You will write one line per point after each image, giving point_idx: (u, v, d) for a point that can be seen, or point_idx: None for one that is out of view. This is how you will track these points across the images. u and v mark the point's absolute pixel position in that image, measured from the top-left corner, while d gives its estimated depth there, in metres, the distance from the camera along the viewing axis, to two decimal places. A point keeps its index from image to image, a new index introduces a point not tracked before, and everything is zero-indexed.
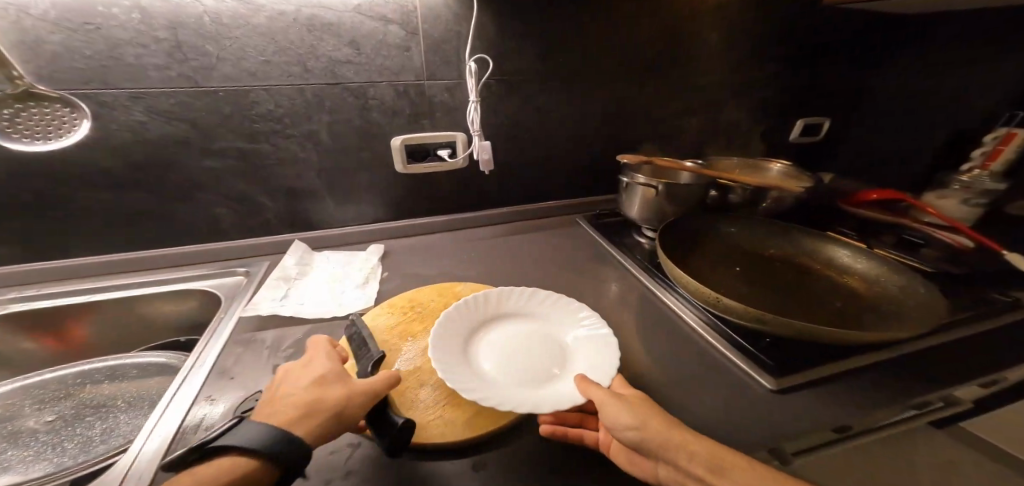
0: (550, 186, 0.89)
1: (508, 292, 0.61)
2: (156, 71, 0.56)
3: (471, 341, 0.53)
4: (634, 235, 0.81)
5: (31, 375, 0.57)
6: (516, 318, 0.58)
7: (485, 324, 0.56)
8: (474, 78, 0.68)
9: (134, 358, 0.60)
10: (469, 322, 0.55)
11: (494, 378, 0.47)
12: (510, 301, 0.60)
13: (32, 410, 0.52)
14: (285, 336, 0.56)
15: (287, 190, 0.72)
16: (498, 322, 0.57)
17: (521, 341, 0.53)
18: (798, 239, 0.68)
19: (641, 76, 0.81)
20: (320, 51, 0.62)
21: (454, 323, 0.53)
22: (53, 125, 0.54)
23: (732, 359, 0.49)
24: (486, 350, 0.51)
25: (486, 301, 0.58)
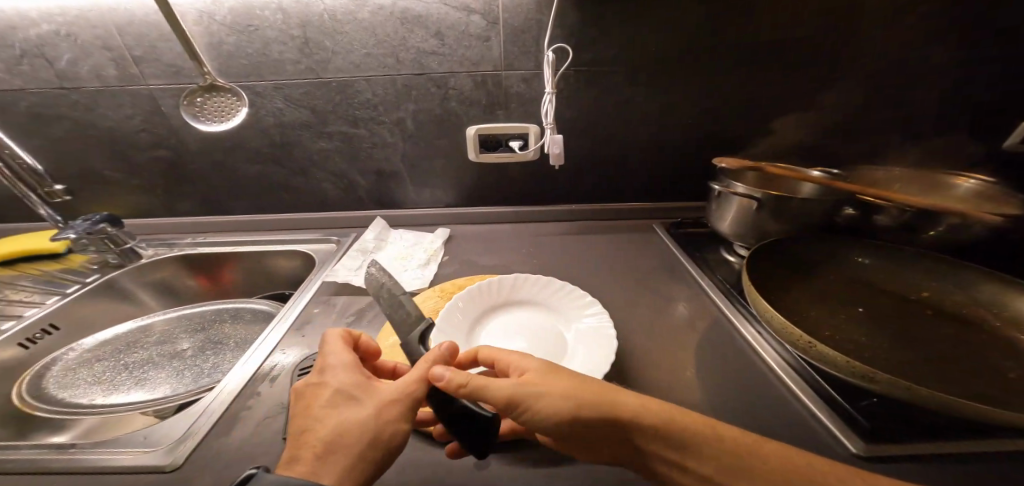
0: (628, 187, 0.82)
1: (525, 279, 0.57)
2: (290, 65, 0.66)
3: (476, 326, 0.52)
4: (722, 251, 0.70)
5: (183, 307, 0.74)
6: (527, 306, 0.55)
7: (498, 311, 0.55)
8: (550, 68, 0.64)
9: (249, 304, 0.73)
10: (480, 306, 0.55)
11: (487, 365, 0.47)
12: (525, 288, 0.57)
13: (177, 337, 0.67)
14: (353, 303, 0.63)
15: (377, 171, 0.81)
16: (507, 309, 0.55)
17: (525, 332, 0.51)
18: (970, 281, 0.49)
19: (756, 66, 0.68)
20: (410, 43, 0.66)
21: (463, 304, 0.54)
22: (223, 111, 0.66)
23: (810, 411, 0.39)
24: (487, 337, 0.51)
25: (499, 286, 0.57)
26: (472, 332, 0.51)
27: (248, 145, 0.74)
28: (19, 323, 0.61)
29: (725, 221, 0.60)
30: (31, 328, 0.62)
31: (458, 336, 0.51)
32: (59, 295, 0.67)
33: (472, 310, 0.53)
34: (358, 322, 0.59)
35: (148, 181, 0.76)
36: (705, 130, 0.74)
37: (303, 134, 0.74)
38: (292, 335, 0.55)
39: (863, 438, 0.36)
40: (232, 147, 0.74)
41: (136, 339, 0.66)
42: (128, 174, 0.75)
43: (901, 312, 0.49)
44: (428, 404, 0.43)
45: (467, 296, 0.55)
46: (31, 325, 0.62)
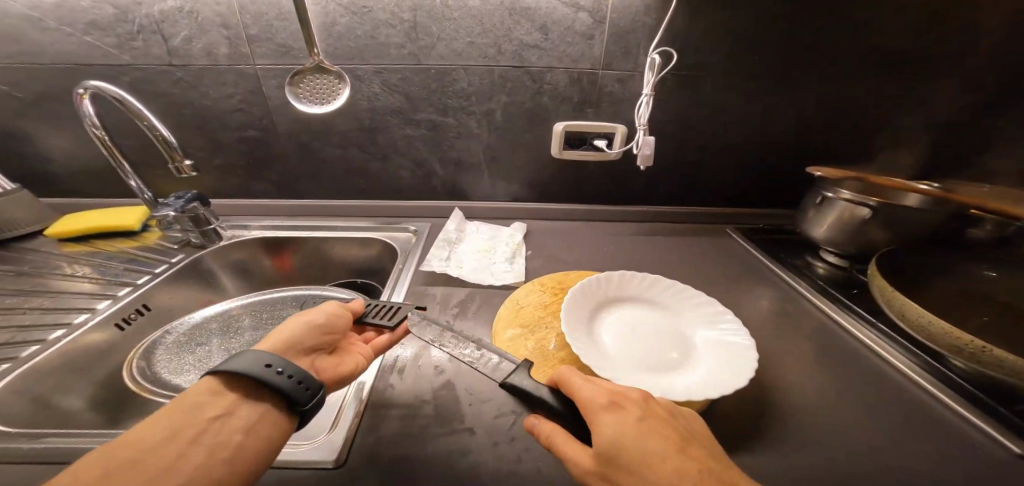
0: (702, 192, 0.83)
1: (630, 277, 0.60)
2: (395, 49, 0.66)
3: (594, 320, 0.54)
4: (807, 257, 0.72)
5: (265, 293, 0.72)
6: (638, 304, 0.57)
7: (610, 306, 0.57)
8: (654, 72, 0.62)
9: (331, 291, 0.72)
10: (593, 301, 0.56)
11: (619, 360, 0.48)
12: (632, 286, 0.59)
13: (266, 325, 0.65)
14: (451, 294, 0.63)
15: (456, 161, 0.81)
16: (619, 305, 0.57)
17: (643, 329, 0.53)
18: None
19: (848, 80, 0.70)
20: (515, 35, 0.65)
21: (580, 299, 0.55)
22: (326, 93, 0.65)
23: (966, 416, 0.42)
24: (608, 331, 0.53)
25: (607, 282, 0.58)
26: (592, 326, 0.53)
27: (335, 130, 0.74)
28: (115, 304, 0.59)
29: (823, 227, 0.62)
30: (125, 310, 0.60)
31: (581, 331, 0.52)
32: (150, 275, 0.66)
33: (587, 305, 0.55)
34: (462, 314, 0.59)
35: (230, 161, 0.75)
36: (786, 140, 0.76)
37: (392, 120, 0.74)
38: None
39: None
40: (320, 130, 0.73)
41: (228, 325, 0.65)
42: (211, 152, 0.74)
43: (1009, 324, 0.51)
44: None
45: (579, 290, 0.56)
46: (125, 306, 0.60)
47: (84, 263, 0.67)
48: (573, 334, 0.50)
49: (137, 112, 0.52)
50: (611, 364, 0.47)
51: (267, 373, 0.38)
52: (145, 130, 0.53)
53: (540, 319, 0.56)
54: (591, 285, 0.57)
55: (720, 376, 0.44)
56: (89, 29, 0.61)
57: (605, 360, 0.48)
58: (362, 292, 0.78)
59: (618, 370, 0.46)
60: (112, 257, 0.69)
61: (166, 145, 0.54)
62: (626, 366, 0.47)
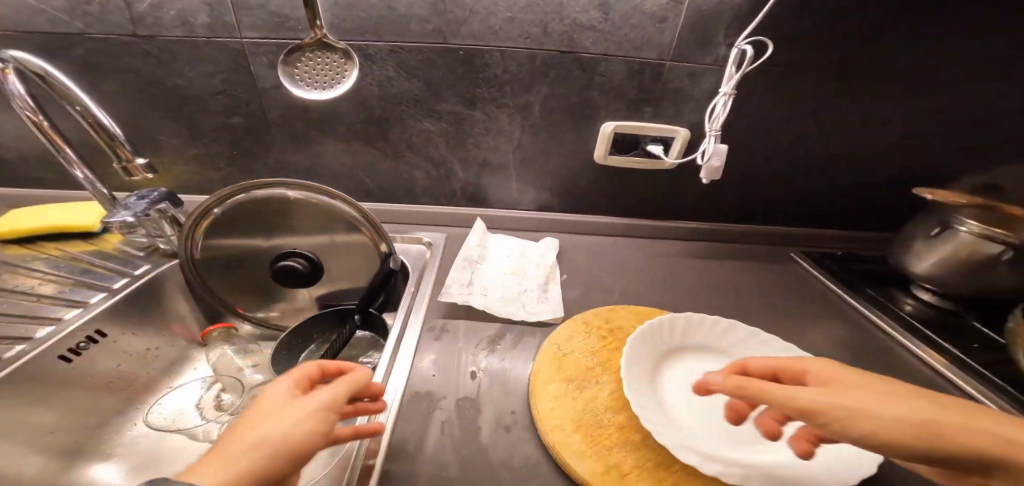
0: (765, 209, 0.72)
1: (699, 318, 0.49)
2: (417, 24, 0.53)
3: (659, 382, 0.43)
4: (895, 294, 0.61)
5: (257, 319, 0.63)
6: (703, 355, 0.47)
7: (674, 357, 0.46)
8: (741, 65, 0.52)
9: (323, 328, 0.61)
10: (652, 355, 0.45)
11: (690, 429, 0.39)
12: (701, 329, 0.48)
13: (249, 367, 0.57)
14: (476, 332, 0.52)
15: (481, 162, 0.68)
16: (686, 355, 0.47)
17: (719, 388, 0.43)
18: None
19: (925, 80, 0.57)
20: (567, 12, 0.53)
21: (640, 355, 0.44)
22: (330, 76, 0.51)
23: None
24: (674, 391, 0.42)
25: (671, 326, 0.48)
26: (656, 383, 0.43)
27: (338, 122, 0.61)
28: (61, 328, 0.49)
29: (926, 259, 0.52)
30: (73, 336, 0.50)
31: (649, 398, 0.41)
32: (105, 292, 0.55)
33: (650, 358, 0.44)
34: (493, 355, 0.49)
35: (208, 155, 0.62)
36: (873, 155, 0.65)
37: (408, 110, 0.61)
38: (421, 372, 0.45)
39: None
40: (320, 119, 0.60)
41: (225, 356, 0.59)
42: (186, 142, 0.60)
43: None
44: (640, 476, 0.35)
45: (643, 338, 0.46)
46: (75, 332, 0.50)
47: (27, 274, 0.56)
48: (638, 388, 0.40)
49: (331, 214, 0.58)
50: (686, 437, 0.37)
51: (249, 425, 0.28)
52: (74, 117, 0.39)
53: (592, 370, 0.45)
54: (654, 329, 0.46)
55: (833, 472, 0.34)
56: None
57: (686, 434, 0.37)
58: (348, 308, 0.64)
59: (704, 448, 0.36)
60: (64, 267, 0.58)
61: (282, 184, 0.55)
62: (713, 444, 0.37)
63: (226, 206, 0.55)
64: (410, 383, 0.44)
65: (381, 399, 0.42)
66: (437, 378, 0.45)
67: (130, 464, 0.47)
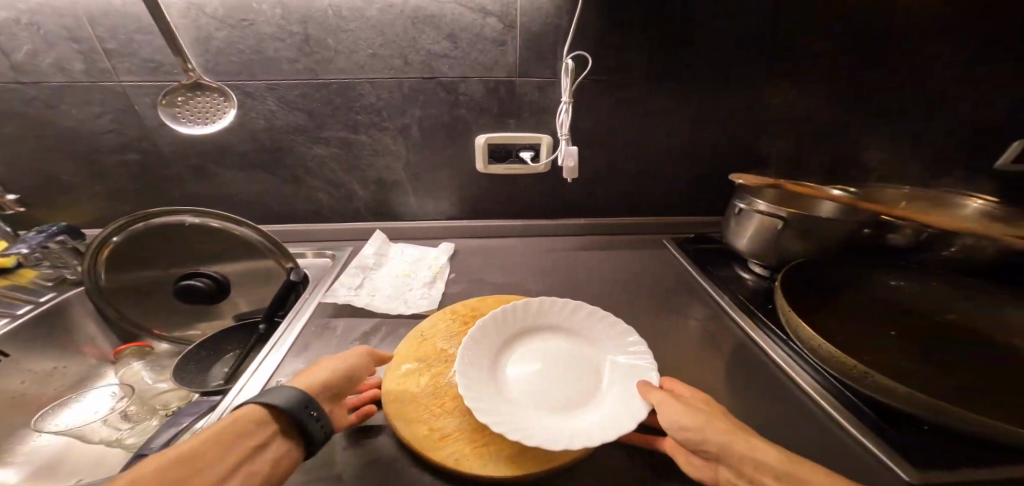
0: (638, 201, 0.81)
1: (550, 302, 0.55)
2: (288, 64, 0.60)
3: (499, 360, 0.49)
4: (737, 268, 0.69)
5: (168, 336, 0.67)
6: (551, 334, 0.54)
7: (523, 338, 0.53)
8: (569, 77, 0.62)
9: (226, 339, 0.65)
10: (500, 337, 0.51)
11: (513, 396, 0.45)
12: (551, 313, 0.55)
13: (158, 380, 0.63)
14: (354, 327, 0.57)
15: (376, 180, 0.75)
16: (534, 335, 0.53)
17: (553, 362, 0.49)
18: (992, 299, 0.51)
19: (736, 81, 0.68)
20: (420, 45, 0.62)
21: (485, 337, 0.50)
22: (209, 112, 0.59)
23: (856, 436, 0.41)
24: (512, 367, 0.48)
25: (522, 310, 0.54)
26: (497, 363, 0.49)
27: (233, 152, 0.67)
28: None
29: (743, 234, 0.61)
30: None
31: (484, 374, 0.47)
32: (8, 318, 0.59)
33: (495, 340, 0.50)
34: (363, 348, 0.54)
35: (112, 189, 0.67)
36: (716, 147, 0.74)
37: (297, 139, 0.68)
38: (291, 364, 0.50)
39: (911, 462, 0.38)
40: (214, 150, 0.66)
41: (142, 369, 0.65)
42: (89, 179, 0.65)
43: (917, 336, 0.50)
44: (451, 440, 0.40)
45: (492, 322, 0.52)
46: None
47: None
48: (472, 365, 0.46)
49: (232, 237, 0.64)
50: (501, 403, 0.43)
51: (302, 415, 0.36)
52: None
53: (447, 355, 0.51)
54: (503, 314, 0.52)
55: (607, 428, 0.40)
56: None
57: (504, 401, 0.43)
58: (253, 321, 0.69)
59: (512, 411, 0.42)
60: None
61: (179, 211, 0.60)
62: (524, 408, 0.43)
63: (124, 234, 0.60)
64: (279, 374, 0.49)
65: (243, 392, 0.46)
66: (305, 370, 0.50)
67: (31, 466, 0.51)
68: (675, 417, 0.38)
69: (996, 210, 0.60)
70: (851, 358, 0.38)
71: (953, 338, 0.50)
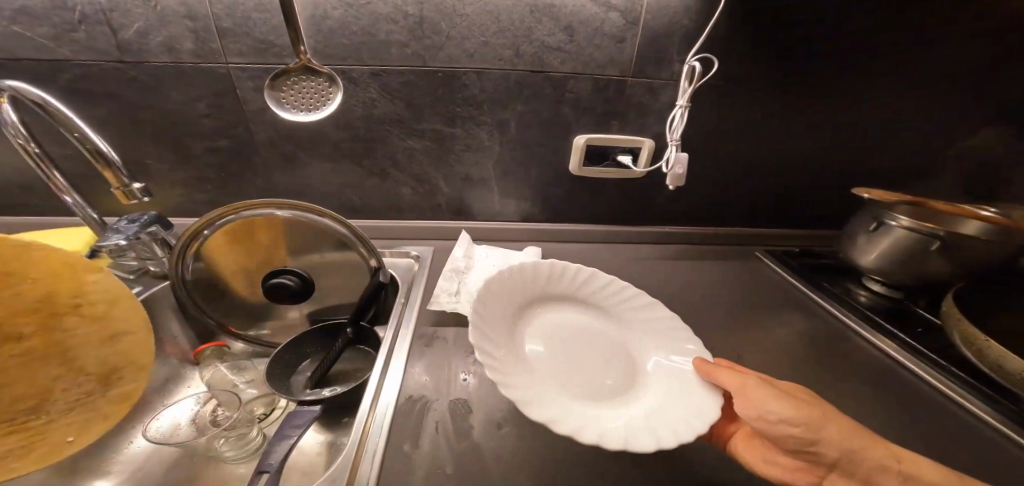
0: (731, 212, 0.77)
1: (561, 267, 0.53)
2: (397, 49, 0.57)
3: (514, 332, 0.46)
4: (850, 286, 0.66)
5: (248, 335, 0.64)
6: (567, 308, 0.52)
7: (537, 306, 0.50)
8: (694, 77, 0.58)
9: (313, 342, 0.62)
10: (517, 297, 0.49)
11: (534, 367, 0.42)
12: (564, 280, 0.53)
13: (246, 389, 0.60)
14: (465, 337, 0.54)
15: (464, 177, 0.71)
16: (548, 306, 0.51)
17: (574, 338, 0.48)
18: None
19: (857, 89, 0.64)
20: (535, 35, 0.58)
21: (500, 294, 0.47)
22: (312, 99, 0.54)
23: None
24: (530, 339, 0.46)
25: (536, 276, 0.51)
26: (512, 330, 0.46)
27: (324, 142, 0.63)
28: None
29: (874, 253, 0.57)
30: None
31: (502, 337, 0.43)
32: None
33: (511, 303, 0.47)
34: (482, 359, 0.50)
35: (193, 177, 0.63)
36: (822, 158, 0.71)
37: (392, 130, 0.63)
38: (414, 377, 0.47)
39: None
40: (307, 140, 0.62)
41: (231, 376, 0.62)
42: (172, 165, 0.61)
43: None
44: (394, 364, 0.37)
45: (501, 279, 0.48)
46: None
47: None
48: (492, 335, 0.42)
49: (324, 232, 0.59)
50: (530, 384, 0.39)
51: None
52: (73, 143, 0.40)
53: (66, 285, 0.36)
54: (517, 278, 0.49)
55: (682, 418, 0.37)
56: (17, 17, 0.49)
57: (537, 381, 0.40)
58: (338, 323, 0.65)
59: (551, 400, 0.38)
60: None
61: (274, 204, 0.55)
62: (558, 394, 0.39)
63: (217, 229, 0.55)
64: (404, 387, 0.46)
65: (374, 404, 0.43)
66: (429, 381, 0.47)
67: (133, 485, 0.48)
68: (758, 404, 0.35)
69: None
70: None
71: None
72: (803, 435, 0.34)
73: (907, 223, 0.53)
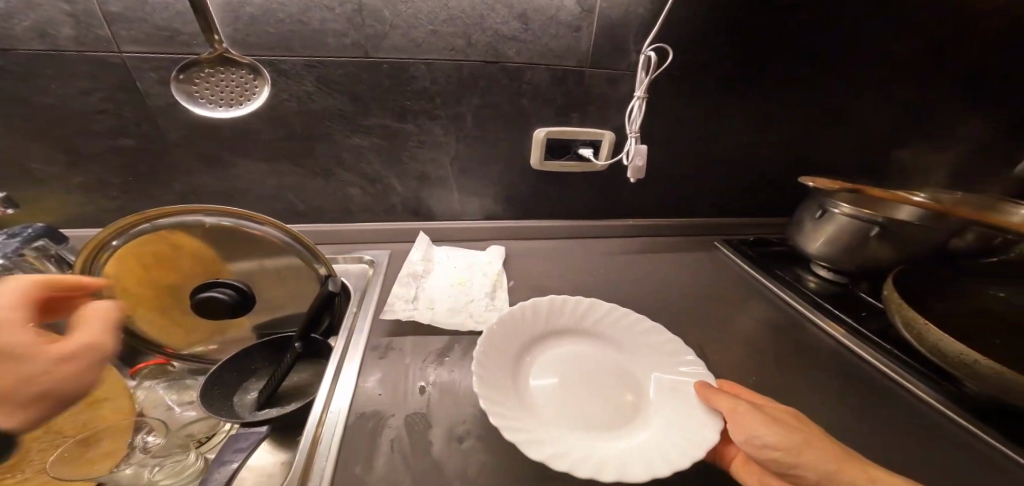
0: (691, 202, 0.78)
1: (561, 300, 0.51)
2: (334, 38, 0.51)
3: (516, 374, 0.44)
4: (801, 271, 0.69)
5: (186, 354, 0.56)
6: (573, 340, 0.50)
7: (543, 341, 0.49)
8: (650, 68, 0.57)
9: (257, 361, 0.56)
10: (519, 338, 0.47)
11: (538, 407, 0.41)
12: (566, 311, 0.51)
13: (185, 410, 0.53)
14: (423, 346, 0.50)
15: (420, 176, 0.66)
16: (552, 340, 0.49)
17: (581, 371, 0.46)
18: None
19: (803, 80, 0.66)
20: (487, 24, 0.54)
21: (500, 338, 0.45)
22: (233, 94, 0.47)
23: (1009, 456, 0.40)
24: (536, 377, 0.44)
25: (537, 313, 0.50)
26: (516, 373, 0.44)
27: (255, 141, 0.56)
28: None
29: (820, 239, 0.59)
30: None
31: (506, 381, 0.42)
32: None
33: (512, 345, 0.46)
34: (441, 368, 0.47)
35: (97, 184, 0.54)
36: (773, 146, 0.73)
37: (335, 126, 0.57)
38: (367, 392, 0.43)
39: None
40: (234, 139, 0.55)
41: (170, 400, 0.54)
42: (67, 170, 0.52)
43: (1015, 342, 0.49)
44: None
45: (503, 323, 0.47)
46: None
47: None
48: (490, 380, 0.40)
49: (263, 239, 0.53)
50: (532, 423, 0.38)
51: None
52: None
53: None
54: (518, 318, 0.48)
55: (683, 443, 0.36)
56: None
57: (539, 423, 0.38)
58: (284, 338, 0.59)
59: (553, 434, 0.37)
60: None
61: (202, 210, 0.49)
62: (564, 430, 0.38)
63: (127, 239, 0.48)
64: (354, 403, 0.42)
65: (321, 426, 0.39)
66: (384, 396, 0.43)
67: None
68: (751, 429, 0.35)
69: None
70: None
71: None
72: (783, 459, 0.33)
73: (850, 210, 0.54)
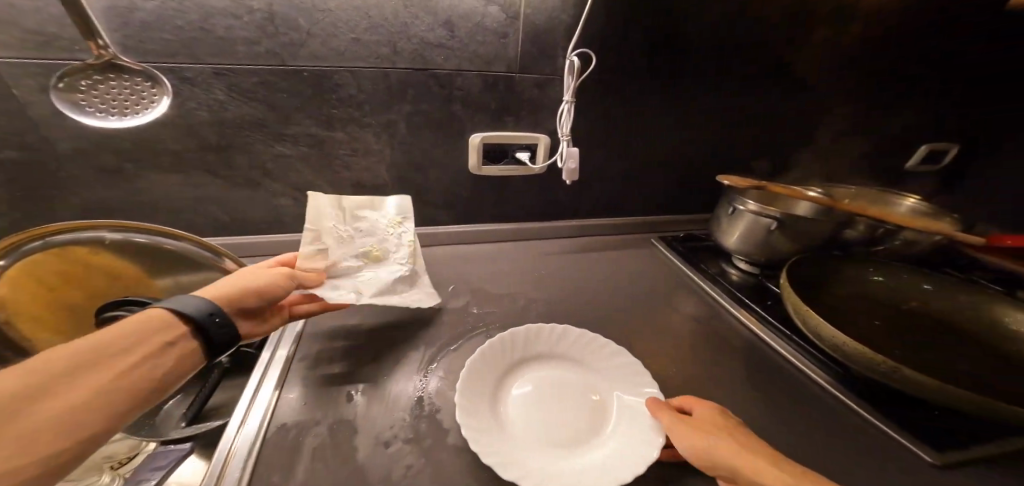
0: (627, 201, 0.82)
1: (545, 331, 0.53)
2: (246, 45, 0.49)
3: (500, 388, 0.47)
4: (723, 264, 0.74)
5: None
6: (554, 362, 0.51)
7: (526, 366, 0.50)
8: (575, 75, 0.59)
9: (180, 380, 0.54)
10: (502, 365, 0.48)
11: (511, 427, 0.42)
12: (552, 338, 0.52)
13: None
14: (354, 357, 0.50)
15: (354, 184, 0.65)
16: (534, 363, 0.50)
17: (558, 392, 0.47)
18: (950, 286, 0.57)
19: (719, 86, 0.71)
20: (411, 31, 0.54)
21: (481, 366, 0.47)
22: (126, 103, 0.44)
23: (877, 424, 0.45)
24: (516, 400, 0.46)
25: (520, 339, 0.51)
26: (496, 397, 0.45)
27: (165, 151, 0.53)
28: None
29: (733, 234, 0.64)
30: None
31: (484, 407, 0.43)
32: None
33: (492, 371, 0.47)
34: (371, 377, 0.47)
35: None
36: (698, 147, 0.78)
37: (254, 136, 0.55)
38: (290, 406, 0.43)
39: (933, 448, 0.43)
40: (140, 149, 0.52)
41: None
42: None
43: (891, 321, 0.56)
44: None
45: (487, 352, 0.49)
46: None
47: None
48: (468, 407, 0.42)
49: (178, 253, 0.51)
50: (498, 444, 0.39)
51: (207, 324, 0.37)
52: None
53: None
54: (500, 345, 0.49)
55: (631, 456, 0.39)
56: None
57: (512, 447, 0.40)
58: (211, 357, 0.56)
59: (518, 455, 0.39)
60: None
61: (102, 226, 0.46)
62: (532, 450, 0.40)
63: None
64: (274, 418, 0.41)
65: (236, 439, 0.38)
66: (305, 410, 0.42)
67: None
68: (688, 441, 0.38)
69: (924, 206, 0.68)
70: (878, 353, 0.42)
71: (921, 314, 0.57)
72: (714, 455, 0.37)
73: (753, 207, 0.60)
